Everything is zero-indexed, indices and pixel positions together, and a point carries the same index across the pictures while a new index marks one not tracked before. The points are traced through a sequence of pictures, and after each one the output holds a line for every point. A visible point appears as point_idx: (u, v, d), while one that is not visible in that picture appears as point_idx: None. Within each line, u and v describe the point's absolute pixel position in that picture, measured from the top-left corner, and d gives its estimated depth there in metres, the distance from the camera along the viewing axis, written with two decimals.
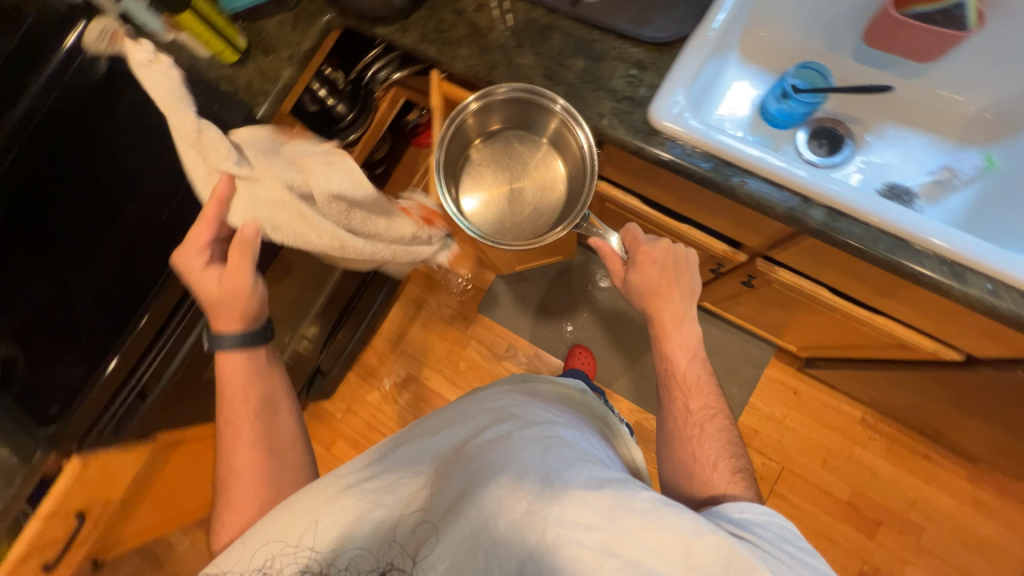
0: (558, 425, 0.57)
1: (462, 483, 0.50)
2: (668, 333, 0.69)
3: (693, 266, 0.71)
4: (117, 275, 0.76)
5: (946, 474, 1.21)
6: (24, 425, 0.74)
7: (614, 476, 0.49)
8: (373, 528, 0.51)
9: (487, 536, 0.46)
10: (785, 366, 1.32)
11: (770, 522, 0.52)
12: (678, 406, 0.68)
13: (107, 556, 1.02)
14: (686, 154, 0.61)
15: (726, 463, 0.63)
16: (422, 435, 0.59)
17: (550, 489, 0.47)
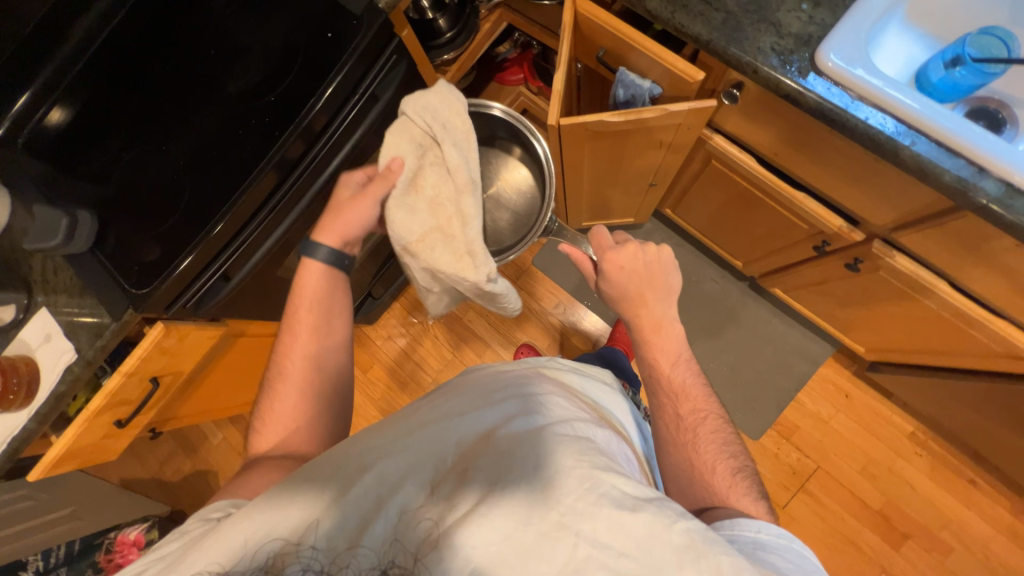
0: (586, 425, 0.51)
1: (487, 484, 0.43)
2: (650, 339, 0.66)
3: (668, 267, 0.67)
4: (220, 148, 0.75)
5: (989, 503, 1.18)
6: (117, 282, 0.76)
7: (650, 494, 0.43)
8: (379, 527, 0.42)
9: (514, 551, 0.39)
10: (841, 368, 1.29)
11: (789, 548, 0.46)
12: (667, 412, 0.63)
13: (165, 427, 1.08)
14: (851, 105, 0.57)
15: (725, 464, 0.58)
16: (439, 413, 0.50)
17: (582, 502, 0.41)
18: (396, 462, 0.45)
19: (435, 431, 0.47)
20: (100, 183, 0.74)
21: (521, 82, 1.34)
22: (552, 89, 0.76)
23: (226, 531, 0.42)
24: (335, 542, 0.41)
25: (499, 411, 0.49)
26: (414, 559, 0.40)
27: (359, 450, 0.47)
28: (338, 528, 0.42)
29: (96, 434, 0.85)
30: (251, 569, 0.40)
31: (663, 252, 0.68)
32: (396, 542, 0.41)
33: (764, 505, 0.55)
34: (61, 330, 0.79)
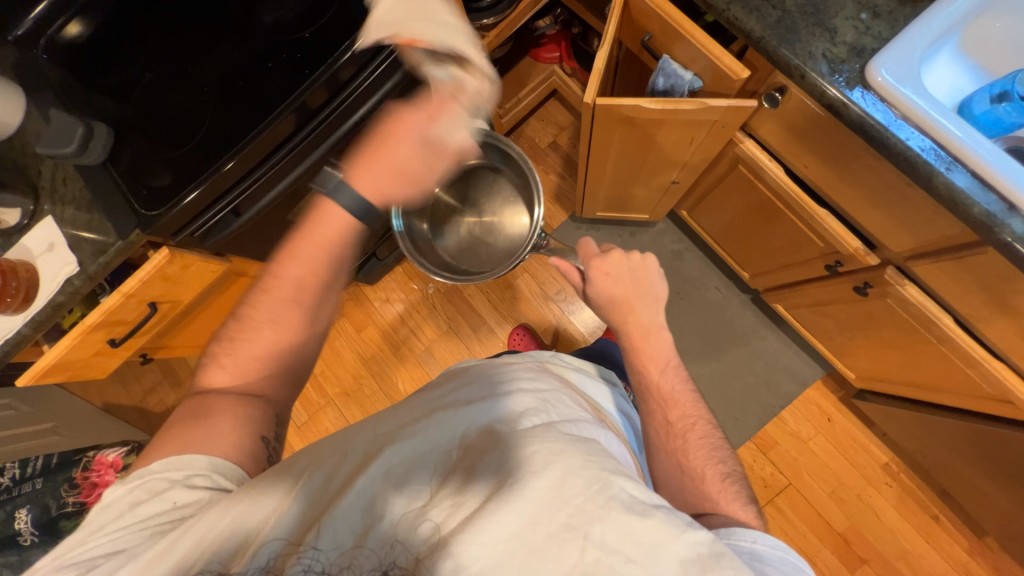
0: (588, 428, 0.53)
1: (491, 482, 0.43)
2: (637, 345, 0.68)
3: (653, 274, 0.71)
4: (248, 79, 0.73)
5: (949, 541, 1.21)
6: (128, 201, 0.75)
7: (658, 500, 0.44)
8: (383, 526, 0.43)
9: (521, 549, 0.39)
10: (828, 391, 1.31)
11: (785, 560, 0.45)
12: (656, 419, 0.64)
13: (157, 355, 1.07)
14: (894, 125, 0.56)
15: (714, 469, 0.59)
16: (443, 408, 0.53)
17: (590, 503, 0.41)
18: (403, 453, 0.47)
19: (440, 429, 0.50)
20: (121, 99, 0.73)
21: (556, 61, 1.32)
22: (591, 67, 0.74)
23: (221, 513, 0.43)
24: (337, 542, 0.42)
25: (503, 408, 0.51)
26: (416, 560, 0.40)
27: (368, 443, 0.49)
28: (343, 527, 0.42)
29: (88, 350, 0.84)
30: (255, 568, 0.41)
31: (648, 260, 0.72)
32: (396, 544, 0.42)
33: (755, 510, 0.55)
34: (65, 241, 0.78)
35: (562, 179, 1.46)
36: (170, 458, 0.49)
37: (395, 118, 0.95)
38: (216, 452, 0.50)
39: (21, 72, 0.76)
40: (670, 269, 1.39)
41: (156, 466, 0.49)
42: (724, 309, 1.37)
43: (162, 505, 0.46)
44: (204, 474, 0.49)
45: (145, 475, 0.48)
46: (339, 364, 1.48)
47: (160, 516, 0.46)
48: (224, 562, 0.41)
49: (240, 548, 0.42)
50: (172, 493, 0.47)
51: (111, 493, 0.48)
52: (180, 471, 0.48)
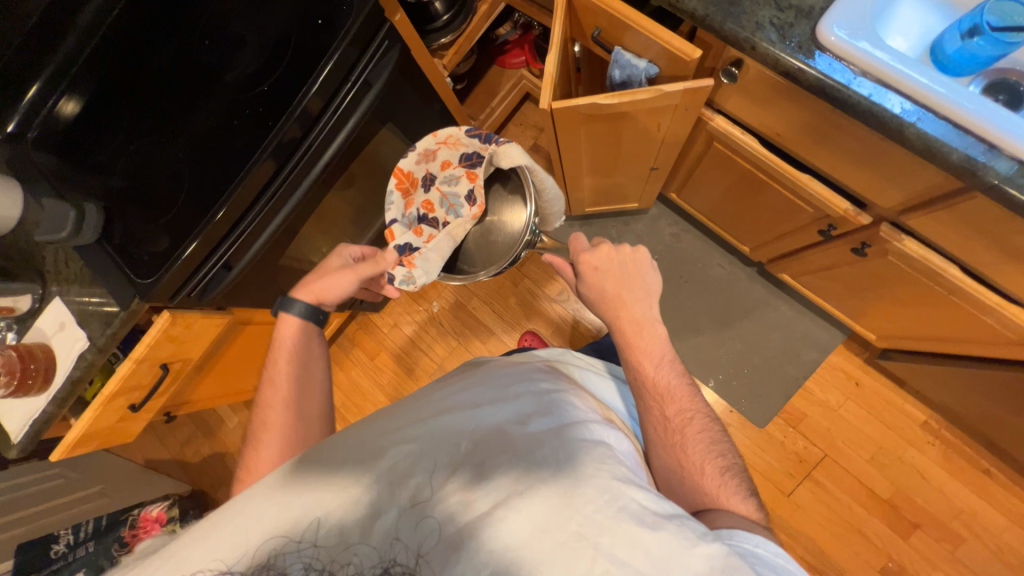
0: (601, 427, 0.53)
1: (504, 483, 0.44)
2: (632, 340, 0.66)
3: (644, 267, 0.69)
4: (218, 138, 0.76)
5: (1004, 493, 1.15)
6: (125, 272, 0.79)
7: (669, 511, 0.43)
8: (389, 522, 0.42)
9: (533, 556, 0.39)
10: (851, 354, 1.26)
11: (785, 568, 0.45)
12: (654, 414, 0.62)
13: (180, 411, 1.12)
14: (858, 85, 0.54)
15: (713, 464, 0.58)
16: (458, 403, 0.53)
17: (601, 514, 0.41)
18: (415, 451, 0.47)
19: (450, 422, 0.50)
20: (105, 177, 0.77)
21: (523, 65, 1.32)
22: (544, 71, 0.74)
23: (238, 515, 0.44)
24: (337, 539, 0.42)
25: (515, 409, 0.51)
26: (417, 560, 0.40)
27: (377, 439, 0.49)
28: (347, 518, 0.43)
29: (112, 417, 0.88)
30: (253, 566, 0.41)
31: (639, 253, 0.70)
32: (396, 541, 0.41)
33: (754, 502, 0.56)
34: (74, 318, 0.82)
35: None
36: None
37: (369, 148, 0.97)
38: None
39: (14, 167, 0.81)
40: (669, 253, 1.37)
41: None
42: (731, 286, 1.34)
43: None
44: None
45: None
46: (358, 393, 1.50)
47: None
48: (226, 555, 0.42)
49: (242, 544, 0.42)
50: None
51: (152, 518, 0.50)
52: None
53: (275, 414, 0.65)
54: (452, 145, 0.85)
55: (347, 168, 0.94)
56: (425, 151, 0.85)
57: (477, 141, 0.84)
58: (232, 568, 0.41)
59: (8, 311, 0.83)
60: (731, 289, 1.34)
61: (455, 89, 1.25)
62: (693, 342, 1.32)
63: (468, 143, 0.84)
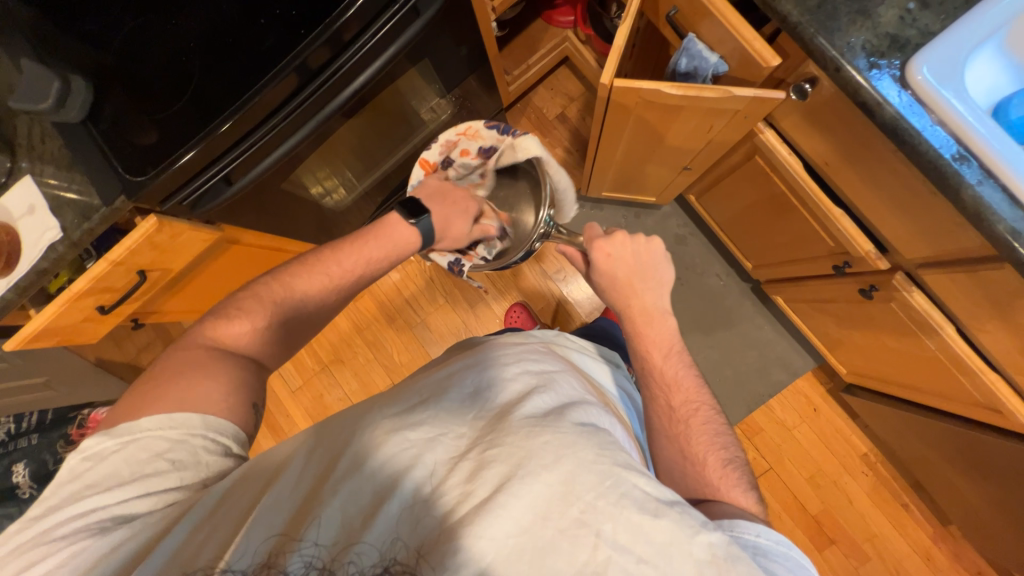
0: (597, 412, 0.52)
1: (502, 466, 0.40)
2: (642, 330, 0.66)
3: (658, 258, 0.68)
4: (239, 33, 0.68)
5: (915, 527, 1.27)
6: (111, 164, 0.71)
7: (672, 498, 0.41)
8: (387, 517, 0.39)
9: (533, 549, 0.37)
10: (817, 382, 1.33)
11: (789, 556, 0.47)
12: (659, 405, 0.63)
13: (148, 320, 1.06)
14: (930, 133, 0.54)
15: (716, 456, 0.59)
16: (454, 387, 0.51)
17: (603, 499, 0.39)
18: (409, 433, 0.44)
19: (448, 409, 0.47)
20: (101, 49, 0.68)
21: (570, 26, 1.24)
22: (612, 44, 0.70)
23: (241, 498, 0.44)
24: (337, 534, 0.39)
25: (513, 395, 0.49)
26: (417, 557, 0.37)
27: (369, 423, 0.46)
28: (344, 513, 0.40)
29: (76, 317, 0.82)
30: (252, 565, 0.39)
31: (653, 244, 0.69)
32: (397, 539, 0.39)
33: (754, 495, 0.56)
34: (46, 203, 0.74)
35: (568, 153, 1.41)
36: (162, 417, 0.49)
37: (397, 84, 0.89)
38: (210, 410, 0.51)
39: None
40: (672, 253, 1.37)
41: (146, 422, 0.49)
42: (722, 298, 1.36)
43: (159, 468, 0.47)
44: (206, 439, 0.50)
45: (140, 428, 0.49)
46: (334, 332, 1.46)
47: (160, 475, 0.47)
48: (218, 553, 0.40)
49: (228, 545, 0.40)
50: (170, 454, 0.48)
51: (98, 444, 0.48)
52: (175, 430, 0.49)
53: (267, 339, 0.61)
54: (471, 136, 0.94)
55: (372, 99, 0.87)
56: (447, 141, 0.95)
57: (495, 133, 0.93)
58: (230, 567, 0.39)
59: None
60: (722, 300, 1.36)
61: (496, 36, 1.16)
62: None
63: (484, 131, 0.93)
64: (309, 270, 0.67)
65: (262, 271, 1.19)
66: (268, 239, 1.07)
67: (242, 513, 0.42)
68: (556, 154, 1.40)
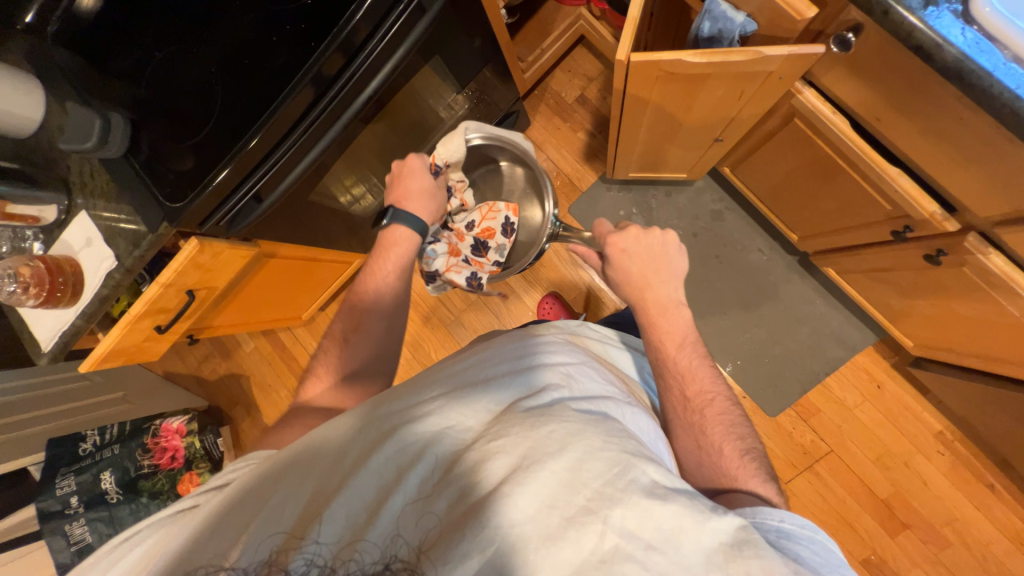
0: (613, 403, 0.50)
1: (510, 454, 0.39)
2: (656, 320, 0.64)
3: (672, 251, 0.67)
4: (252, 53, 0.69)
5: (1003, 508, 1.16)
6: (153, 193, 0.75)
7: (680, 486, 0.40)
8: (394, 508, 0.39)
9: (542, 534, 0.35)
10: (880, 357, 1.23)
11: (815, 541, 0.43)
12: (673, 393, 0.61)
13: (202, 335, 1.13)
14: (1006, 71, 0.47)
15: (733, 445, 0.56)
16: (466, 380, 0.51)
17: (611, 487, 0.37)
18: (420, 428, 0.44)
19: (459, 400, 0.47)
20: (133, 86, 0.72)
21: (582, 2, 1.18)
22: (626, 15, 0.66)
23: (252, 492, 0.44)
24: (341, 532, 0.38)
25: (524, 385, 0.49)
26: (421, 553, 0.36)
27: (385, 415, 0.47)
28: (351, 508, 0.39)
29: (139, 337, 0.89)
30: (254, 563, 0.37)
31: (667, 237, 0.67)
32: (399, 536, 0.37)
33: (774, 488, 0.54)
34: (101, 235, 0.80)
35: (591, 136, 1.36)
36: None
37: (412, 83, 0.88)
38: (272, 446, 0.55)
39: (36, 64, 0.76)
40: (709, 231, 1.30)
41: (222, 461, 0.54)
42: (767, 274, 1.28)
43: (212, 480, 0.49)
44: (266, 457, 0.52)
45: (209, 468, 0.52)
46: None
47: (208, 487, 0.49)
48: (228, 549, 0.39)
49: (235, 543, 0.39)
50: (227, 473, 0.51)
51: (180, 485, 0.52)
52: (241, 460, 0.53)
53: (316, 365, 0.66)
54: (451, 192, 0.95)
55: (387, 103, 0.86)
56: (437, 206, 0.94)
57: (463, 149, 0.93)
58: (234, 564, 0.38)
59: (34, 221, 0.81)
60: (767, 276, 1.28)
61: (506, 24, 1.13)
62: (718, 325, 1.29)
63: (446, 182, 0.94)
64: (342, 311, 0.75)
65: (301, 282, 1.23)
66: (304, 250, 1.10)
67: (256, 502, 0.42)
68: (578, 138, 1.36)
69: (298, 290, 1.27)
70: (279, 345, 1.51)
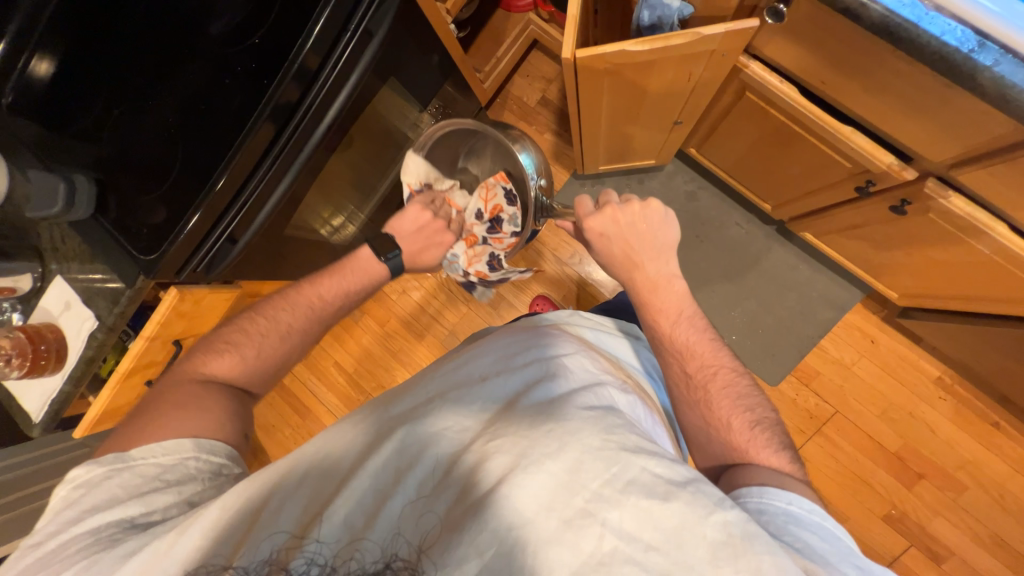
0: (609, 390, 0.50)
1: (507, 456, 0.39)
2: (649, 300, 0.64)
3: (658, 222, 0.65)
4: (207, 97, 0.70)
5: (1010, 445, 1.17)
6: (125, 248, 0.75)
7: (685, 476, 0.39)
8: (390, 515, 0.39)
9: (538, 537, 0.36)
10: (869, 313, 1.25)
11: (822, 525, 0.44)
12: (675, 371, 0.61)
13: None
14: (930, 21, 0.49)
15: (741, 418, 0.57)
16: (462, 376, 0.50)
17: (609, 488, 0.37)
18: (417, 431, 0.43)
19: (454, 399, 0.47)
20: (94, 145, 0.72)
21: (530, 7, 1.21)
22: (568, 15, 0.67)
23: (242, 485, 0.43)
24: (341, 532, 0.39)
25: (520, 381, 0.48)
26: (420, 555, 0.37)
27: (385, 419, 0.46)
28: (350, 510, 0.40)
29: (129, 393, 0.88)
30: (256, 563, 0.39)
31: (650, 207, 0.65)
32: (399, 535, 0.38)
33: (788, 455, 0.55)
34: (79, 297, 0.80)
35: (557, 136, 1.38)
36: (156, 444, 0.51)
37: (372, 107, 0.89)
38: (201, 433, 0.53)
39: None
40: (685, 212, 1.32)
41: (140, 451, 0.50)
42: (748, 246, 1.30)
43: (157, 486, 0.48)
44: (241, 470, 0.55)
45: (127, 457, 0.50)
46: (370, 360, 1.49)
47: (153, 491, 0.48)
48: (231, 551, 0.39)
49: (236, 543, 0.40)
50: (167, 475, 0.50)
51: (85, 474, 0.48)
52: (170, 455, 0.51)
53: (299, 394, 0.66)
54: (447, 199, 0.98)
55: (350, 129, 0.86)
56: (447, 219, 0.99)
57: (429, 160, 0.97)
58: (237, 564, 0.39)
59: (11, 292, 0.81)
60: (748, 248, 1.30)
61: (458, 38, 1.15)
62: (708, 303, 1.30)
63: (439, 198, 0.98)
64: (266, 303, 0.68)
65: None
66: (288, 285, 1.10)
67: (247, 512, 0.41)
68: (545, 139, 1.38)
69: None
70: None
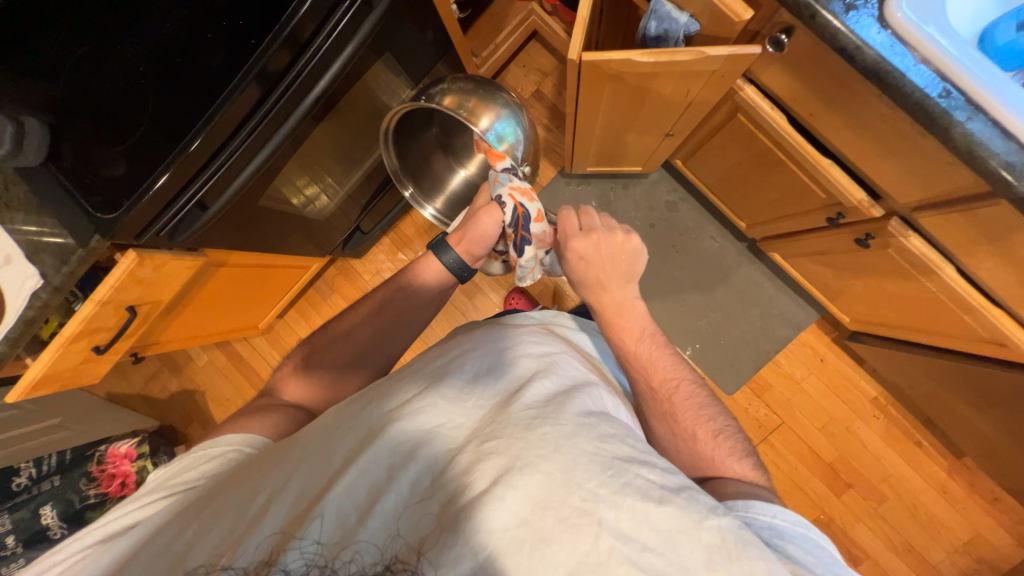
0: (599, 393, 0.51)
1: (503, 455, 0.40)
2: (613, 321, 0.65)
3: (633, 255, 0.66)
4: (187, 51, 0.65)
5: (929, 461, 1.29)
6: (80, 204, 0.69)
7: (677, 485, 0.41)
8: (382, 513, 0.39)
9: (532, 536, 0.36)
10: (822, 333, 1.33)
11: (806, 537, 0.46)
12: (640, 388, 0.63)
13: (150, 351, 1.06)
14: (916, 72, 0.52)
15: (706, 428, 0.60)
16: (454, 373, 0.50)
17: (605, 488, 0.38)
18: (408, 426, 0.43)
19: (446, 395, 0.46)
20: (51, 87, 0.66)
21: None
22: (577, 15, 0.66)
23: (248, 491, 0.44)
24: (335, 534, 0.38)
25: (512, 379, 0.49)
26: (417, 554, 0.37)
27: (374, 415, 0.46)
28: (341, 507, 0.39)
29: (75, 359, 0.83)
30: (253, 563, 0.38)
31: (628, 241, 0.67)
32: (398, 537, 0.38)
33: (750, 462, 0.58)
34: (22, 252, 0.73)
35: (548, 131, 1.37)
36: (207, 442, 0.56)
37: (363, 81, 0.85)
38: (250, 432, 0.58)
39: None
40: (664, 221, 1.35)
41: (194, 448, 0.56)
42: (719, 260, 1.35)
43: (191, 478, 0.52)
44: None
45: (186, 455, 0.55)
46: None
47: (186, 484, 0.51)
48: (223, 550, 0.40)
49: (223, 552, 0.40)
50: (204, 467, 0.53)
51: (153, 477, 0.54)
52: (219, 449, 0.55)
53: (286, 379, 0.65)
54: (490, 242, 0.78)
55: (337, 101, 0.82)
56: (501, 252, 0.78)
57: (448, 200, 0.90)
58: (232, 563, 0.39)
59: None
60: (719, 262, 1.35)
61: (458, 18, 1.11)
62: (677, 311, 1.35)
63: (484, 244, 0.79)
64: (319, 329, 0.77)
65: (257, 290, 1.18)
66: (258, 257, 1.05)
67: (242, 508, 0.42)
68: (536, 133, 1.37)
69: (252, 300, 1.21)
70: (235, 357, 1.44)
